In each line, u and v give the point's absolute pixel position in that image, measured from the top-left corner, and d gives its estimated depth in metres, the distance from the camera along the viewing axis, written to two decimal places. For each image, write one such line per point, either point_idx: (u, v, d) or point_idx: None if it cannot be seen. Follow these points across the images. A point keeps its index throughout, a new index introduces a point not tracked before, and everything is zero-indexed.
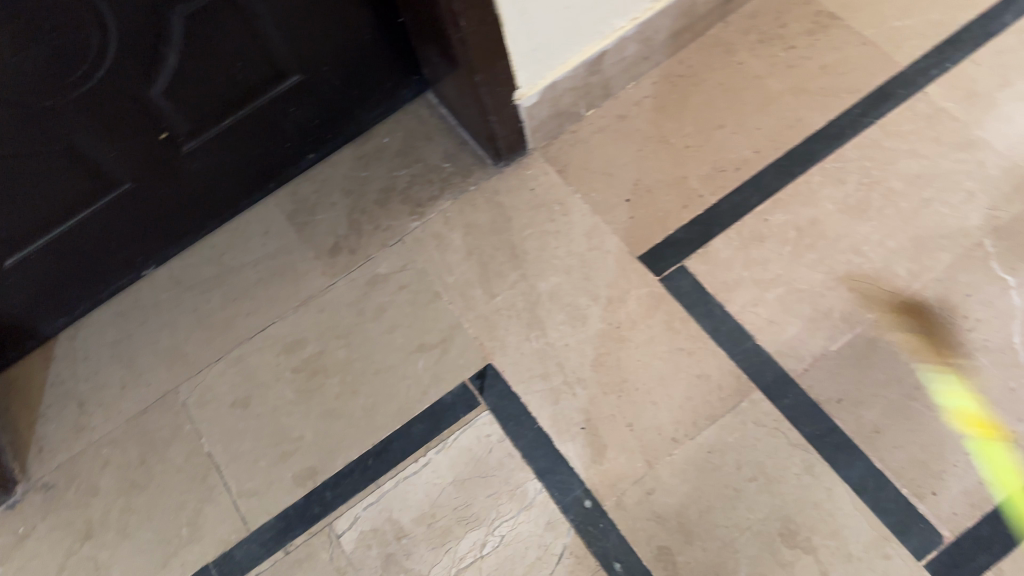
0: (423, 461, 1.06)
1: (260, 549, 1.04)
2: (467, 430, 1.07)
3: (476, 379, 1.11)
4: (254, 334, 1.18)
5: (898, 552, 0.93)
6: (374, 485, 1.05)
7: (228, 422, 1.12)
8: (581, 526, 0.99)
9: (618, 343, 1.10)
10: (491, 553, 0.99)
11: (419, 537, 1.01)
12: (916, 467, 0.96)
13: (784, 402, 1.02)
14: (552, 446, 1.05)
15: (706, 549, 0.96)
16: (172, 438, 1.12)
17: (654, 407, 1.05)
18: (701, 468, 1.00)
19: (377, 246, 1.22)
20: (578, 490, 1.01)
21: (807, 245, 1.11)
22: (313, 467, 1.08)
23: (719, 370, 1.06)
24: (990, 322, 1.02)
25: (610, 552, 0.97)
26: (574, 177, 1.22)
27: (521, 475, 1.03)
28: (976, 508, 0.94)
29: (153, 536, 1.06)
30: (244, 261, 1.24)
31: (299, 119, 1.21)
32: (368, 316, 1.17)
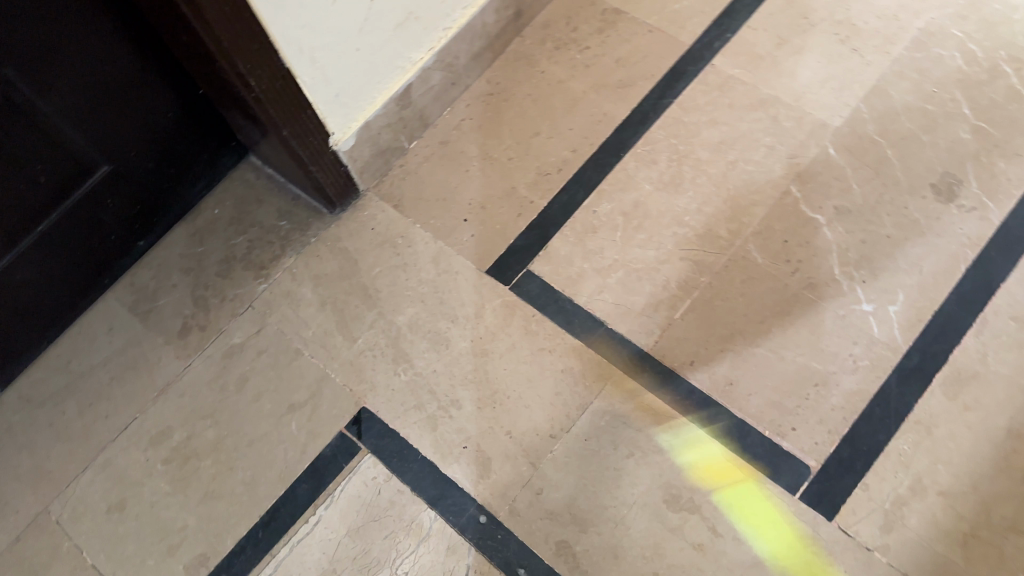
0: (315, 519, 1.05)
1: None
2: (353, 478, 1.07)
3: (352, 425, 1.11)
4: (118, 434, 1.15)
5: (774, 491, 0.98)
6: (269, 555, 1.04)
7: (107, 529, 1.08)
8: (480, 542, 1.01)
9: (482, 358, 1.12)
10: None
11: None
12: (773, 408, 1.02)
13: (643, 376, 1.07)
14: (438, 471, 1.06)
15: (600, 532, 0.99)
16: (51, 560, 1.08)
17: (527, 410, 1.08)
18: (581, 457, 1.04)
19: (228, 317, 1.21)
20: (471, 508, 1.03)
21: (636, 226, 1.17)
22: (204, 552, 1.05)
23: (581, 361, 1.10)
24: (809, 260, 1.10)
25: (512, 559, 0.99)
26: (410, 208, 1.24)
27: (414, 508, 1.04)
28: (834, 433, 1.00)
29: None
30: (93, 363, 1.20)
31: (119, 209, 1.19)
32: (231, 388, 1.15)
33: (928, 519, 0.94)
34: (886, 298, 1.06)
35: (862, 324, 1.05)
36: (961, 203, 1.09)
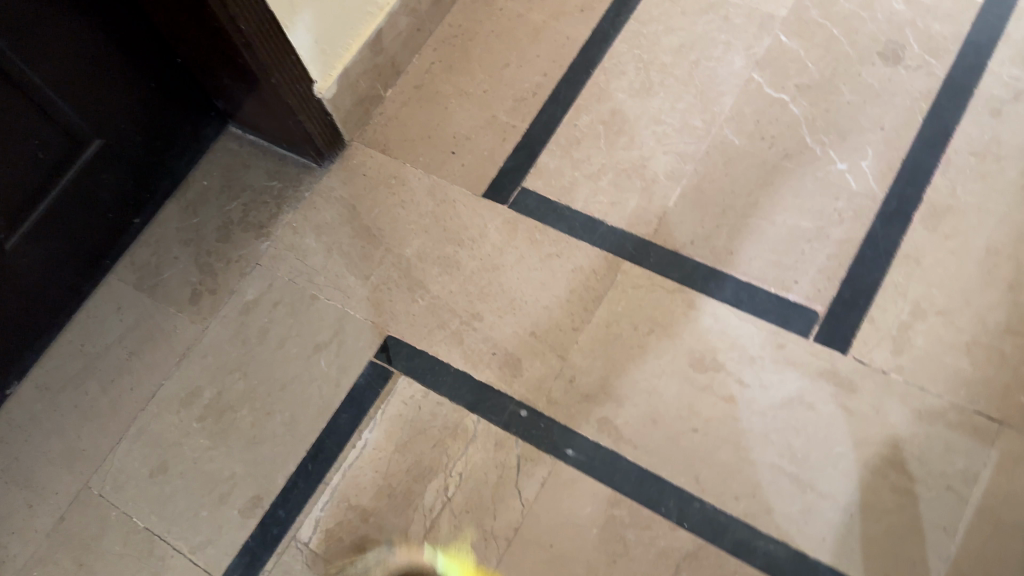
0: (362, 443, 1.08)
1: None
2: (392, 400, 1.10)
3: (381, 353, 1.14)
4: (147, 403, 1.15)
5: (789, 339, 1.04)
6: (323, 484, 1.06)
7: (153, 492, 1.09)
8: (526, 433, 1.05)
9: (494, 272, 1.17)
10: (456, 492, 1.03)
11: (384, 509, 1.03)
12: (774, 268, 1.10)
13: (650, 262, 1.14)
14: (473, 379, 1.10)
15: (637, 404, 1.05)
16: (101, 530, 1.07)
17: (547, 310, 1.13)
18: (606, 342, 1.09)
19: (236, 277, 1.22)
20: (511, 406, 1.08)
21: (616, 132, 1.24)
22: (256, 494, 1.06)
23: (589, 259, 1.16)
24: (782, 134, 1.18)
25: (559, 442, 1.04)
26: (397, 150, 1.28)
27: (457, 416, 1.08)
28: (833, 278, 1.07)
29: None
30: (108, 343, 1.20)
31: (113, 187, 1.21)
32: (253, 341, 1.17)
33: (934, 336, 1.02)
34: (857, 155, 1.14)
35: (840, 181, 1.13)
36: (907, 64, 1.19)
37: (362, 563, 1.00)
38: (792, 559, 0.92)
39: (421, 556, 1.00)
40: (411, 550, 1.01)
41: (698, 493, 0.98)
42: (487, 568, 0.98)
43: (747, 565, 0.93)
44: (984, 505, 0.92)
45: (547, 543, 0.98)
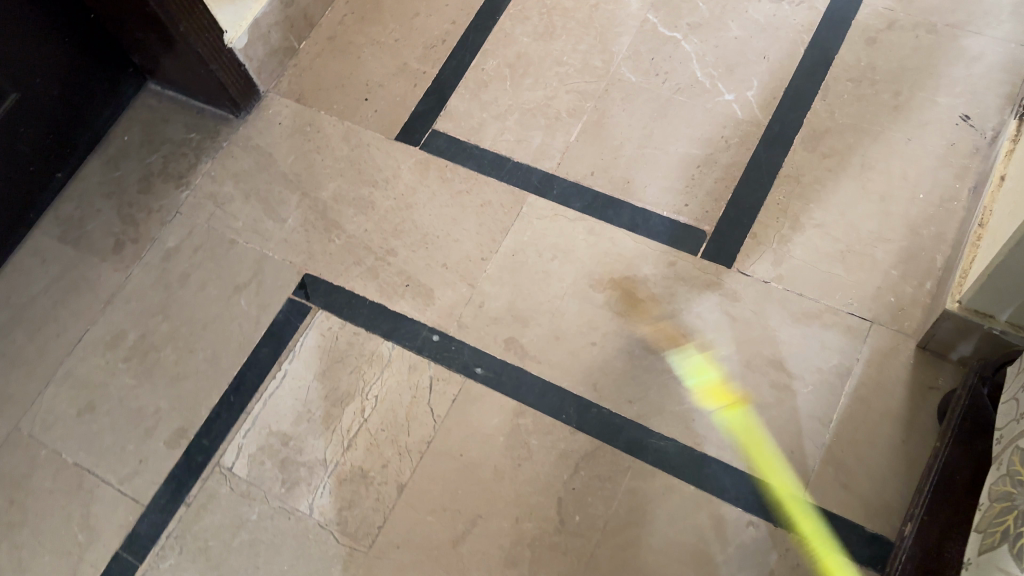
0: (282, 374, 1.13)
1: (163, 516, 1.06)
2: (311, 333, 1.16)
3: (299, 291, 1.19)
4: (73, 348, 1.18)
5: (680, 258, 1.11)
6: (245, 414, 1.11)
7: (81, 430, 1.13)
8: (438, 356, 1.11)
9: (408, 210, 1.22)
10: (372, 413, 1.09)
11: (304, 432, 1.09)
12: (667, 193, 1.16)
13: (553, 193, 1.18)
14: (388, 310, 1.16)
15: (541, 323, 1.11)
16: (31, 469, 1.11)
17: (457, 243, 1.18)
18: (513, 270, 1.14)
19: (158, 226, 1.26)
20: (423, 332, 1.13)
21: (522, 73, 1.29)
22: (181, 426, 1.11)
23: (497, 194, 1.20)
24: (675, 70, 1.24)
25: (468, 362, 1.10)
26: (312, 99, 1.33)
27: (373, 344, 1.14)
28: (720, 200, 1.14)
29: (51, 557, 1.05)
30: (33, 293, 1.23)
31: (33, 140, 1.23)
32: (175, 285, 1.21)
33: (812, 247, 1.09)
34: (743, 86, 1.21)
35: (728, 111, 1.20)
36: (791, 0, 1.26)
37: (283, 483, 1.06)
38: (681, 453, 1.00)
39: (339, 473, 1.06)
40: (330, 468, 1.06)
41: (595, 399, 1.05)
42: (402, 480, 1.04)
43: (640, 461, 1.00)
44: (847, 411, 0.99)
45: (458, 454, 1.05)
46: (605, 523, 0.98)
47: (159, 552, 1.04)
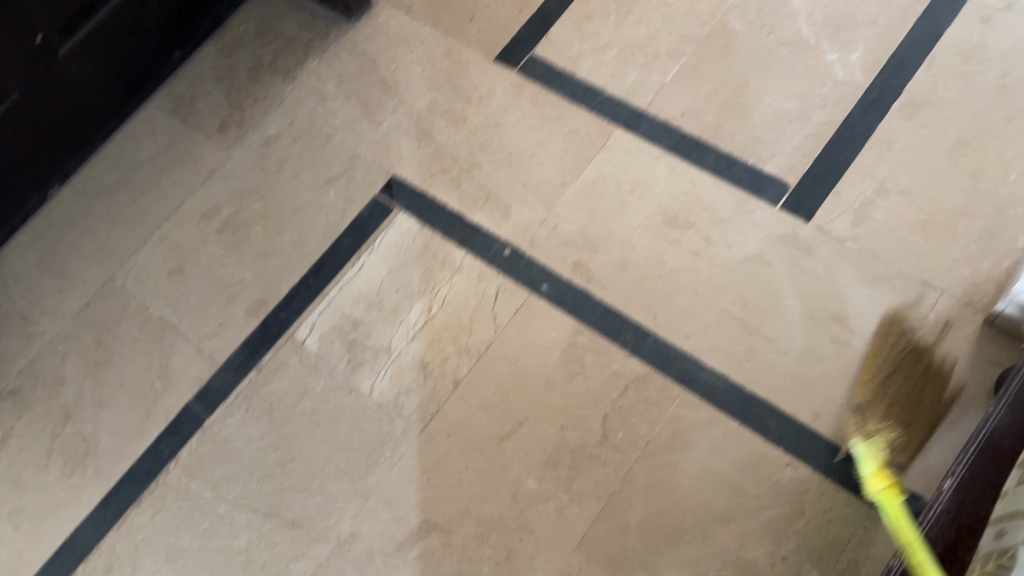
0: (359, 264, 1.19)
1: (234, 375, 1.14)
2: (390, 231, 1.20)
3: (385, 191, 1.24)
4: (171, 214, 1.26)
5: (759, 206, 1.12)
6: (322, 295, 1.18)
7: (170, 288, 1.21)
8: (507, 269, 1.15)
9: (496, 128, 1.24)
10: (439, 312, 1.14)
11: (373, 320, 1.15)
12: (756, 142, 1.17)
13: (642, 129, 1.20)
14: (465, 220, 1.19)
15: (611, 252, 1.13)
16: (121, 317, 1.20)
17: (541, 165, 1.20)
18: (591, 197, 1.16)
19: (262, 113, 1.33)
20: (497, 244, 1.16)
21: (628, 10, 1.30)
22: (261, 298, 1.19)
23: (585, 123, 1.22)
24: (782, 24, 1.24)
25: (535, 278, 1.13)
26: (420, 12, 1.36)
27: (447, 249, 1.18)
28: (807, 156, 1.15)
29: (130, 397, 1.14)
30: (141, 160, 1.31)
31: (159, 16, 1.31)
32: (272, 170, 1.28)
33: (892, 213, 1.09)
34: (847, 49, 1.21)
35: (828, 70, 1.20)
36: None
37: (349, 362, 1.13)
38: (730, 390, 1.02)
39: (401, 361, 1.12)
40: (393, 356, 1.12)
41: (654, 329, 1.07)
42: (458, 376, 1.09)
43: (689, 391, 1.03)
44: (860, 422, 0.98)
45: (514, 360, 1.09)
46: (646, 444, 1.01)
47: (227, 408, 1.12)
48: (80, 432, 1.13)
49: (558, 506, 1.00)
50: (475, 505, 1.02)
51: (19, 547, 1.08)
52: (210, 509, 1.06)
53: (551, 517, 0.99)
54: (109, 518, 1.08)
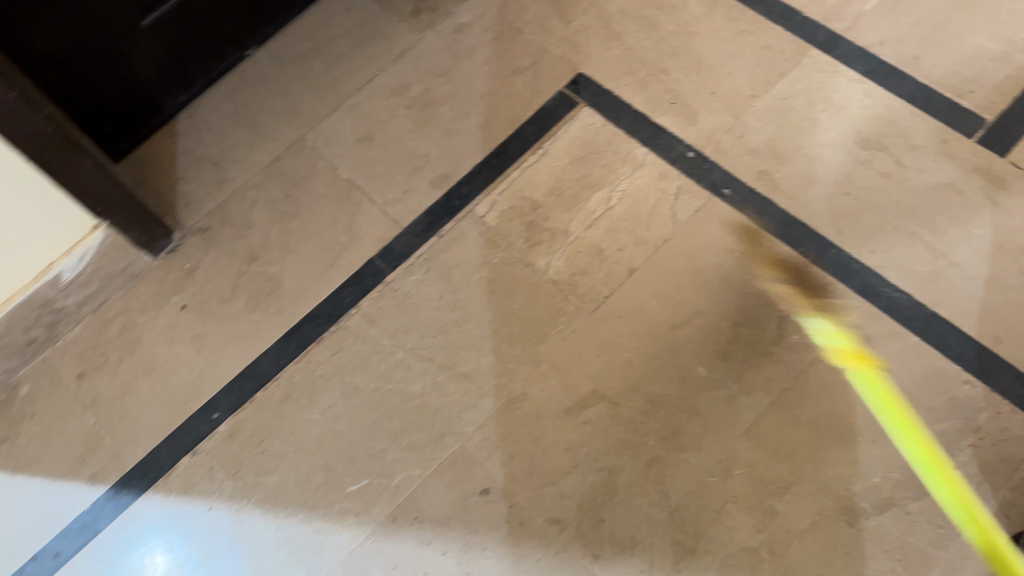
0: (541, 152, 1.22)
1: (417, 239, 1.20)
2: (574, 124, 1.23)
3: (570, 86, 1.26)
4: (362, 86, 1.32)
5: (953, 138, 1.13)
6: (503, 177, 1.22)
7: (358, 154, 1.27)
8: (689, 171, 1.16)
9: (688, 37, 1.26)
10: (618, 204, 1.16)
11: (552, 205, 1.18)
12: (955, 77, 1.17)
13: (837, 53, 1.21)
14: (650, 121, 1.21)
15: (798, 165, 1.14)
16: (310, 175, 1.26)
17: (732, 76, 1.22)
18: (780, 111, 1.18)
19: (455, 2, 1.36)
20: (680, 147, 1.18)
21: None
22: (445, 173, 1.24)
23: (780, 41, 1.24)
24: None
25: (718, 182, 1.15)
26: None
27: (630, 146, 1.20)
28: (1006, 96, 1.15)
29: (315, 247, 1.21)
30: (335, 33, 1.36)
31: None
32: (461, 56, 1.32)
33: None
34: None
35: None
36: None
37: (526, 240, 1.17)
38: (911, 305, 1.04)
39: (577, 245, 1.15)
40: (569, 240, 1.15)
41: (838, 243, 1.09)
42: (634, 265, 1.12)
43: (870, 303, 1.04)
44: None
45: (691, 256, 1.11)
46: None
47: (408, 267, 1.18)
48: (265, 273, 1.20)
49: (728, 395, 1.02)
50: (644, 383, 1.05)
51: (200, 368, 1.15)
52: (388, 354, 1.13)
53: (721, 404, 1.02)
54: (289, 353, 1.14)
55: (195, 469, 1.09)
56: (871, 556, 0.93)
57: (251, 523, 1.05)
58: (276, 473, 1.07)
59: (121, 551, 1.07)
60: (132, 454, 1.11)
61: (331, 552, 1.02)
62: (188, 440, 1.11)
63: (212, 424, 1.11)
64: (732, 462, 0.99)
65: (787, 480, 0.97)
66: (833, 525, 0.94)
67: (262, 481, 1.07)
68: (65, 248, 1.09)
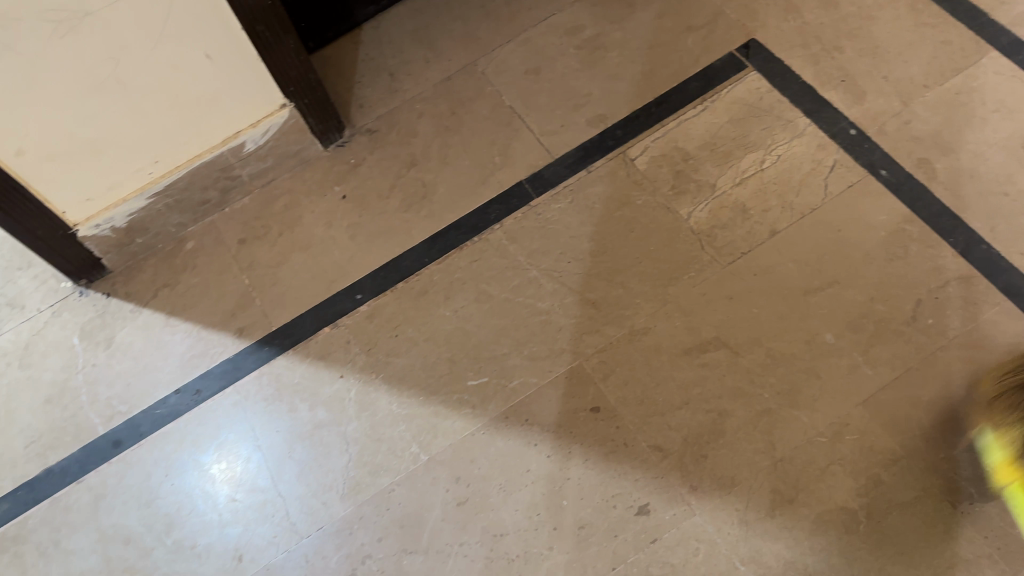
0: (702, 107, 1.26)
1: (566, 171, 1.25)
2: (738, 86, 1.26)
3: (742, 50, 1.29)
4: (538, 23, 1.38)
5: None
6: (659, 125, 1.26)
7: (525, 84, 1.33)
8: (849, 147, 1.19)
9: (868, 21, 1.28)
10: (770, 167, 1.19)
11: (704, 158, 1.22)
12: None
13: (1019, 58, 1.21)
14: (816, 93, 1.24)
15: (960, 158, 1.15)
16: (476, 96, 1.33)
17: (906, 64, 1.24)
18: (950, 104, 1.19)
19: None
20: (843, 123, 1.21)
21: None
22: (604, 113, 1.28)
23: (961, 39, 1.24)
24: None
25: (875, 162, 1.17)
26: None
27: (792, 114, 1.23)
28: None
29: (471, 163, 1.28)
30: None
31: None
32: (639, 8, 1.36)
33: None
34: None
35: None
36: None
37: (673, 187, 1.20)
38: None
39: (723, 200, 1.18)
40: (716, 194, 1.19)
41: (988, 239, 1.09)
42: (776, 228, 1.15)
43: (1012, 303, 1.05)
44: None
45: (836, 228, 1.13)
46: (954, 335, 1.04)
47: (555, 195, 1.23)
48: (421, 179, 1.28)
49: (851, 364, 1.04)
50: (768, 338, 1.08)
51: (351, 253, 1.24)
52: (522, 271, 1.18)
53: (842, 371, 1.04)
54: (432, 253, 1.22)
55: (333, 339, 1.18)
56: (970, 540, 0.94)
57: (375, 396, 1.13)
58: (405, 357, 1.15)
59: (254, 398, 1.15)
60: (277, 317, 1.21)
61: (444, 436, 1.09)
62: (330, 314, 1.20)
63: (354, 304, 1.20)
64: (845, 427, 1.01)
65: (896, 453, 0.99)
66: (936, 502, 0.96)
67: (391, 361, 1.15)
68: (253, 120, 1.20)
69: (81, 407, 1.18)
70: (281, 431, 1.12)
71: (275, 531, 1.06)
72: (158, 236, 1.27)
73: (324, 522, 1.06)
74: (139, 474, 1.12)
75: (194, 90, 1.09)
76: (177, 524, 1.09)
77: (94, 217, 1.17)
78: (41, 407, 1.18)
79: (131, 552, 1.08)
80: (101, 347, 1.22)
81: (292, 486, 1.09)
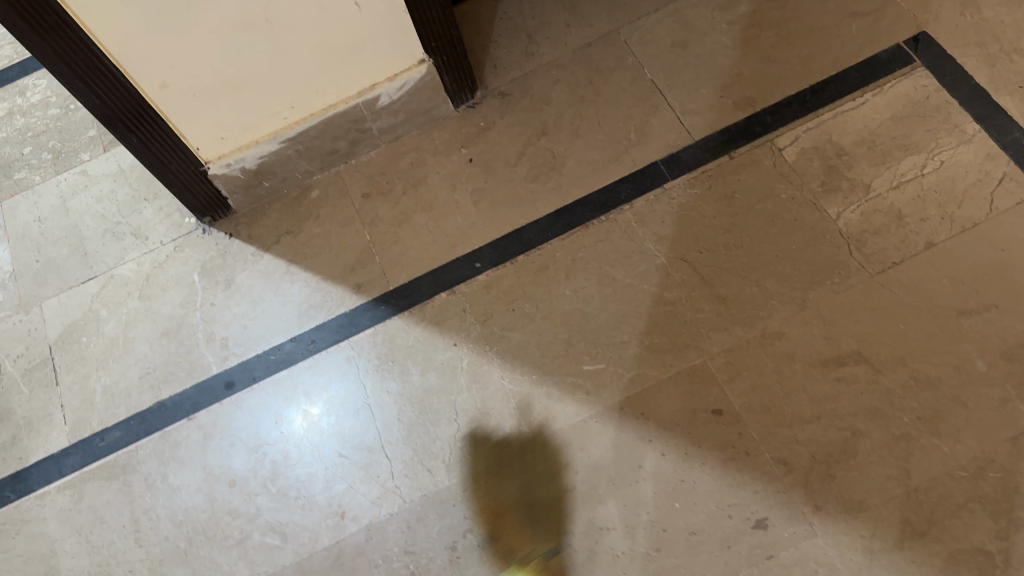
0: (862, 100, 1.17)
1: (706, 155, 1.18)
2: (905, 80, 1.17)
3: (910, 42, 1.20)
4: None
5: None
6: (813, 115, 1.18)
7: (670, 58, 1.26)
8: (1021, 160, 1.09)
9: None
10: (931, 173, 1.11)
11: (859, 156, 1.14)
12: None
13: None
14: (989, 97, 1.14)
15: None
16: (616, 66, 1.27)
17: None
18: None
19: None
20: (1017, 133, 1.11)
21: None
22: (752, 98, 1.21)
23: None
24: None
25: None
26: None
27: (961, 118, 1.13)
28: None
29: (606, 137, 1.22)
30: None
31: None
32: None
33: None
34: None
35: None
36: None
37: (822, 183, 1.13)
38: None
39: (876, 203, 1.10)
40: (869, 195, 1.11)
41: None
42: (934, 240, 1.07)
43: None
44: None
45: (1000, 247, 1.04)
46: None
47: (691, 179, 1.17)
48: (552, 149, 1.23)
49: (1003, 396, 0.97)
50: (914, 358, 1.01)
51: (473, 220, 1.21)
52: (650, 257, 1.13)
53: (993, 404, 0.97)
54: (557, 228, 1.18)
55: (448, 306, 1.15)
56: None
57: (488, 368, 1.10)
58: (521, 332, 1.12)
59: (367, 357, 1.14)
60: (395, 276, 1.19)
61: (555, 418, 1.06)
62: (448, 279, 1.17)
63: (473, 272, 1.17)
64: (989, 463, 0.94)
65: None
66: None
67: (507, 335, 1.12)
68: (391, 74, 1.17)
69: (196, 345, 1.19)
70: (391, 393, 1.11)
71: (378, 493, 1.06)
72: (283, 181, 1.26)
73: (427, 491, 1.05)
74: (247, 419, 1.13)
75: (338, 37, 1.06)
76: (282, 473, 1.09)
77: (226, 156, 1.17)
78: (157, 340, 1.20)
79: (235, 496, 1.08)
80: (220, 287, 1.22)
81: (398, 449, 1.08)
